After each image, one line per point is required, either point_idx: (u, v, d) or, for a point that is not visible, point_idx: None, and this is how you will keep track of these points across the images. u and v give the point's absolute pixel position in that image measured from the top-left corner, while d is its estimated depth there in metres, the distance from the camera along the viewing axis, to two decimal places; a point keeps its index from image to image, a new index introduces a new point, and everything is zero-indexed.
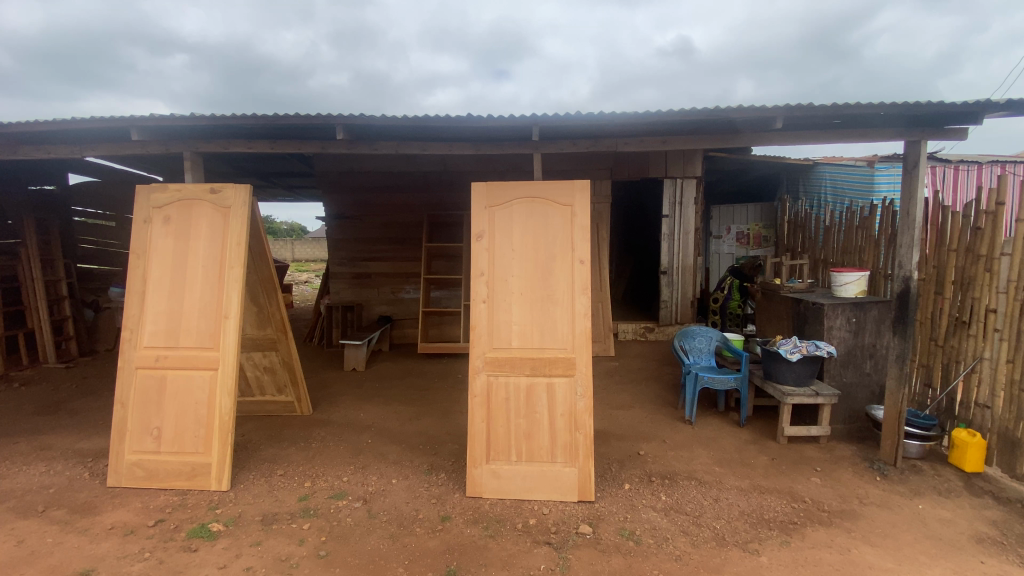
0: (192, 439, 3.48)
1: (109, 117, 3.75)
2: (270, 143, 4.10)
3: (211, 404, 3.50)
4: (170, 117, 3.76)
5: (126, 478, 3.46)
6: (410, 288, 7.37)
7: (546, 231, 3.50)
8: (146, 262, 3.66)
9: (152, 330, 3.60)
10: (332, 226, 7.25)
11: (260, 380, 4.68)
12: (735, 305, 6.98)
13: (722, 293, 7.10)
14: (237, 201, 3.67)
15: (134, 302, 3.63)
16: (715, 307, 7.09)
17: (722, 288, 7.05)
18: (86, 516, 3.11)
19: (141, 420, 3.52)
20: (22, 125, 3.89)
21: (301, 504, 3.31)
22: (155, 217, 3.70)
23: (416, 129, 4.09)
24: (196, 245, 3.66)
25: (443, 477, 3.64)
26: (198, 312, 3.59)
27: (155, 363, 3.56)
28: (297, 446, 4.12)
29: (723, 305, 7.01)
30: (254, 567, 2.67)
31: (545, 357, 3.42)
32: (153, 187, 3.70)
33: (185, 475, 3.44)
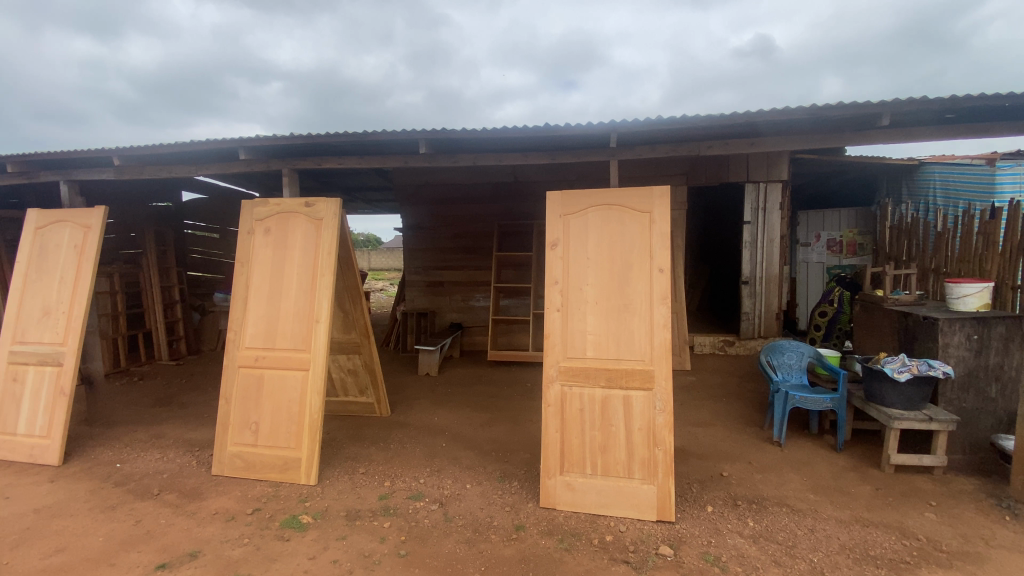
0: (285, 434, 3.72)
1: (221, 139, 4.15)
2: (359, 158, 4.36)
3: (302, 402, 3.73)
4: (272, 137, 4.10)
5: (228, 468, 3.77)
6: (480, 297, 7.50)
7: (623, 238, 3.42)
8: (249, 270, 4.00)
9: (253, 332, 3.92)
10: (409, 236, 7.56)
11: (344, 381, 4.94)
12: (845, 320, 6.35)
13: (830, 307, 6.45)
14: (329, 213, 3.94)
15: (238, 306, 3.97)
16: (821, 321, 6.47)
17: (830, 300, 6.41)
18: (194, 501, 3.42)
19: (241, 415, 3.82)
20: (149, 148, 4.39)
21: (382, 502, 3.43)
22: (257, 228, 4.05)
23: (492, 141, 4.17)
24: (291, 254, 3.95)
25: (516, 485, 3.63)
26: (292, 316, 3.86)
27: (255, 362, 3.86)
28: (377, 446, 4.28)
29: (833, 319, 6.38)
30: (340, 560, 2.79)
31: (621, 369, 3.33)
32: (257, 201, 4.06)
33: (278, 468, 3.69)
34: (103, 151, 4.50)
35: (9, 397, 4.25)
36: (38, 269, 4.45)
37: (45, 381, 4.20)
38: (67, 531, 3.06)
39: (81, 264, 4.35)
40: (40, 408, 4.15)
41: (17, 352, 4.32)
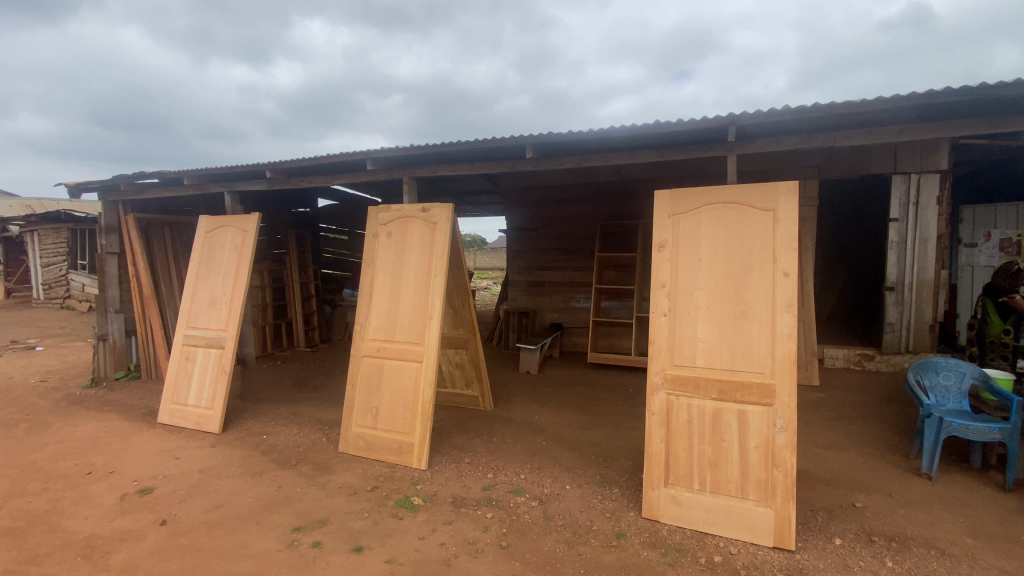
0: (401, 421, 4.03)
1: (352, 151, 4.61)
2: (470, 164, 4.57)
3: (416, 392, 4.02)
4: (394, 148, 4.46)
5: (352, 447, 4.19)
6: (582, 297, 7.45)
7: (740, 240, 3.19)
8: (373, 269, 4.41)
9: (375, 325, 4.31)
10: (514, 237, 7.75)
11: (452, 374, 5.23)
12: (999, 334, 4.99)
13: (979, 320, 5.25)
14: (443, 217, 4.19)
15: (364, 301, 4.39)
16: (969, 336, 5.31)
17: (975, 313, 5.26)
18: (324, 474, 3.85)
19: (364, 401, 4.23)
20: (295, 161, 5.01)
21: (485, 493, 3.58)
22: (380, 232, 4.45)
23: (600, 141, 4.13)
24: (409, 255, 4.27)
25: (617, 492, 3.57)
26: (409, 312, 4.17)
27: (377, 353, 4.25)
28: (481, 439, 4.47)
29: (980, 333, 5.18)
30: (447, 544, 2.97)
31: (736, 381, 3.12)
32: (381, 207, 4.46)
33: (394, 451, 4.01)
34: (258, 165, 5.22)
35: (185, 372, 5.12)
36: (208, 267, 5.31)
37: (211, 361, 4.99)
38: (224, 490, 3.62)
39: (240, 262, 5.11)
40: (206, 383, 4.95)
41: (191, 336, 5.20)
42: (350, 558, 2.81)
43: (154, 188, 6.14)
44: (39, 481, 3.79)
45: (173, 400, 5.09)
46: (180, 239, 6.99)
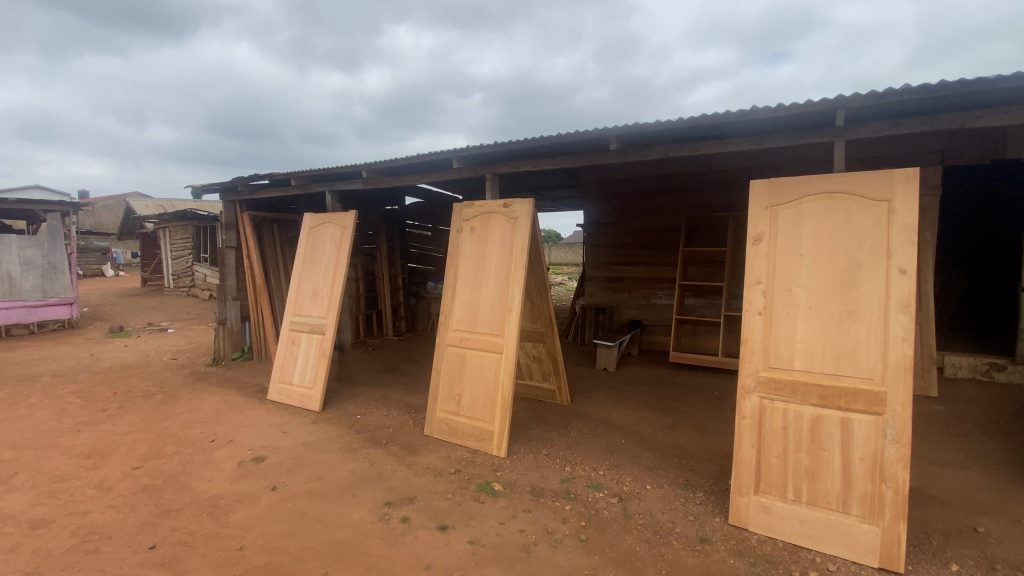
0: (482, 409, 4.17)
1: (440, 150, 4.80)
2: (553, 158, 4.58)
3: (497, 382, 4.13)
4: (479, 145, 4.58)
5: (437, 431, 4.39)
6: (663, 294, 7.22)
7: (848, 234, 2.94)
8: (457, 263, 4.58)
9: (459, 316, 4.48)
10: (593, 232, 7.67)
11: (529, 367, 5.31)
12: None
13: None
14: (524, 212, 4.25)
15: (448, 293, 4.58)
16: None
17: None
18: (411, 455, 4.08)
19: (447, 388, 4.41)
20: (386, 161, 5.31)
21: (563, 485, 3.61)
22: (464, 227, 4.61)
23: (688, 131, 3.97)
24: (492, 249, 4.38)
25: (701, 496, 3.44)
26: (491, 304, 4.29)
27: (460, 343, 4.42)
28: (558, 432, 4.51)
29: None
30: (526, 531, 3.04)
31: (839, 386, 2.89)
32: (465, 203, 4.62)
33: (476, 437, 4.15)
34: (355, 166, 5.60)
35: (291, 355, 5.64)
36: (312, 260, 5.80)
37: (313, 345, 5.46)
38: (324, 464, 3.96)
39: (339, 255, 5.53)
40: (309, 365, 5.42)
41: (296, 322, 5.72)
42: (436, 536, 2.96)
43: (265, 189, 6.80)
44: (174, 445, 4.37)
45: (280, 380, 5.64)
46: (286, 235, 7.74)
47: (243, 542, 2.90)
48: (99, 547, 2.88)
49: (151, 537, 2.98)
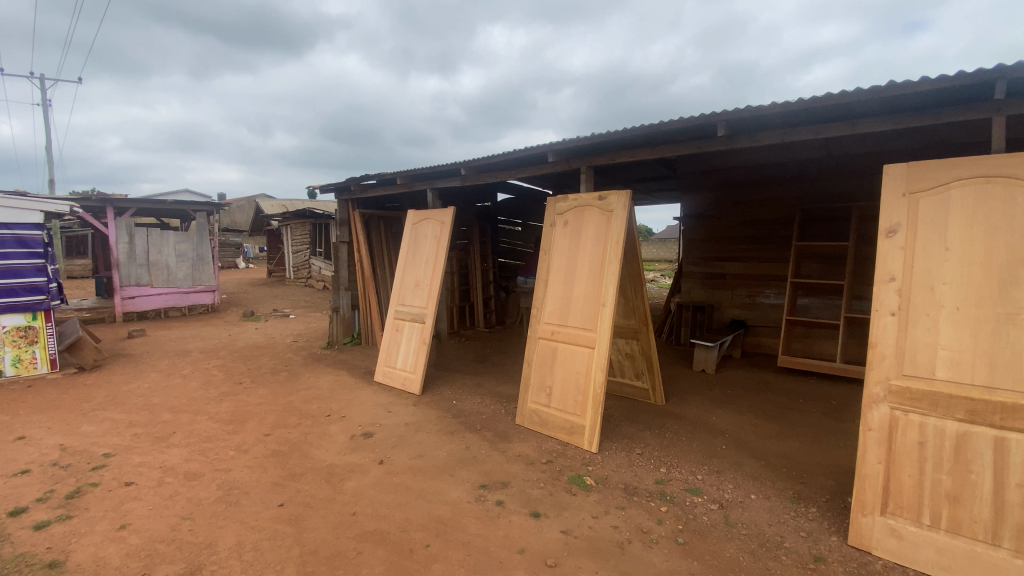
0: (573, 402, 4.16)
1: (535, 145, 4.85)
2: (651, 149, 4.42)
3: (588, 376, 4.10)
4: (575, 138, 4.57)
5: (528, 422, 4.47)
6: (771, 293, 6.70)
7: (1010, 224, 2.52)
8: (550, 257, 4.62)
9: (551, 310, 4.51)
10: (691, 226, 7.31)
11: (622, 364, 5.21)
12: None
13: None
14: (620, 205, 4.16)
15: (541, 287, 4.63)
16: None
17: None
18: (504, 442, 4.20)
19: (539, 380, 4.47)
20: (483, 158, 5.47)
21: (658, 486, 3.51)
22: (557, 221, 4.63)
23: (807, 113, 3.63)
24: (585, 243, 4.36)
25: (813, 512, 3.16)
26: (584, 298, 4.26)
27: (551, 336, 4.45)
28: (652, 432, 4.37)
29: None
30: (620, 527, 3.00)
31: (994, 401, 2.49)
32: (559, 197, 4.64)
33: (566, 430, 4.16)
34: (454, 163, 5.84)
35: (395, 341, 6.06)
36: (414, 254, 6.17)
37: (414, 333, 5.82)
38: (424, 443, 4.20)
39: (439, 249, 5.83)
40: (411, 352, 5.78)
41: (399, 311, 6.12)
42: (530, 522, 3.03)
43: (373, 188, 7.34)
44: (296, 417, 4.90)
45: (385, 364, 6.08)
46: (390, 231, 8.31)
47: (355, 508, 3.19)
48: (239, 500, 3.32)
49: (280, 496, 3.37)
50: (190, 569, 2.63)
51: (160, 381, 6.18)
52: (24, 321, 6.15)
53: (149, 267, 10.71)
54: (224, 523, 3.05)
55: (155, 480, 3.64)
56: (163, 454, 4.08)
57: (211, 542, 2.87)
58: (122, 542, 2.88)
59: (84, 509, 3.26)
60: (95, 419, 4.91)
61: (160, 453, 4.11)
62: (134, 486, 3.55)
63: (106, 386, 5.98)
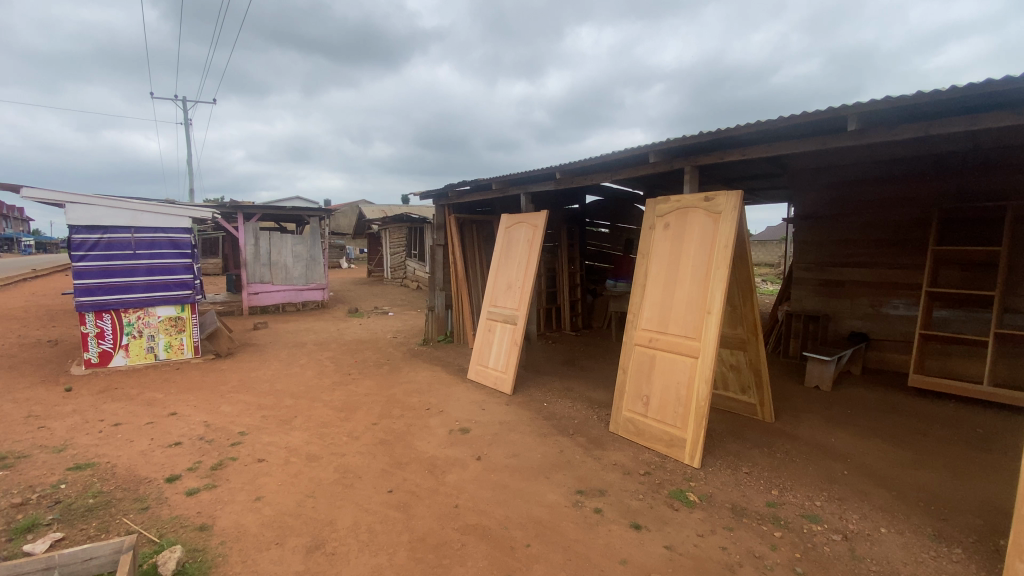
0: (672, 413, 4.01)
1: (636, 146, 4.73)
2: (766, 145, 4.13)
3: (691, 387, 3.92)
4: (680, 138, 4.38)
5: (623, 430, 4.36)
6: (899, 303, 5.99)
7: None
8: (649, 261, 4.49)
9: (649, 316, 4.38)
10: (802, 228, 6.73)
11: (725, 376, 4.92)
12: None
13: None
14: (729, 206, 3.93)
15: (638, 292, 4.52)
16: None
17: None
18: (599, 448, 4.14)
19: (635, 388, 4.35)
20: (580, 161, 5.42)
21: (769, 509, 3.26)
22: (658, 224, 4.49)
23: (961, 101, 3.18)
24: (688, 247, 4.18)
25: (960, 554, 2.76)
26: (686, 305, 4.09)
27: (649, 343, 4.32)
28: (760, 450, 4.08)
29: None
30: (729, 549, 2.82)
31: None
32: (660, 199, 4.50)
33: (665, 442, 4.01)
34: (549, 168, 5.87)
35: (488, 341, 6.21)
36: (507, 256, 6.30)
37: (506, 334, 5.93)
38: (518, 443, 4.27)
39: (531, 251, 5.89)
40: (503, 352, 5.90)
41: (492, 312, 6.27)
42: (630, 533, 2.95)
43: (468, 193, 7.60)
44: (399, 409, 5.20)
45: (478, 362, 6.26)
46: (481, 234, 8.55)
47: (456, 501, 3.31)
48: (353, 483, 3.59)
49: (388, 483, 3.60)
50: (315, 543, 2.89)
51: (281, 369, 6.87)
52: (175, 311, 7.14)
53: (270, 267, 11.96)
54: (341, 503, 3.32)
55: (281, 458, 4.05)
56: (287, 436, 4.53)
57: (331, 520, 3.13)
58: (258, 513, 3.23)
59: (226, 480, 3.70)
60: (231, 400, 5.58)
61: (284, 435, 4.56)
62: (265, 463, 3.98)
63: (238, 371, 6.77)
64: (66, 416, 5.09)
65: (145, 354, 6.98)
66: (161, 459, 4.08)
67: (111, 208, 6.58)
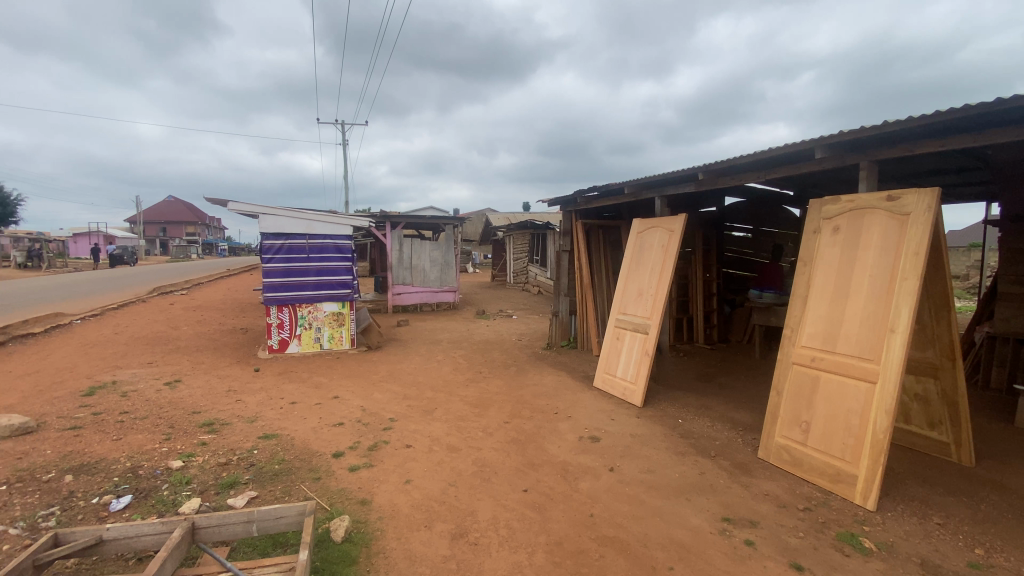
0: (840, 445, 3.51)
1: (798, 141, 4.23)
2: (972, 134, 3.40)
3: (865, 417, 3.40)
4: (857, 129, 3.81)
5: (775, 457, 3.94)
6: None
7: None
8: (812, 269, 4.02)
9: (811, 332, 3.91)
10: (1014, 233, 5.47)
11: (906, 407, 4.18)
12: None
13: None
14: (921, 207, 3.36)
15: (798, 304, 4.06)
16: None
17: None
18: (746, 475, 3.78)
19: (791, 412, 3.91)
20: (728, 160, 5.01)
21: (973, 571, 2.69)
22: (824, 228, 4.01)
23: None
24: (863, 255, 3.66)
25: None
26: (860, 321, 3.57)
27: (811, 362, 3.85)
28: (958, 500, 3.38)
29: None
30: None
31: None
32: (827, 200, 4.01)
33: (829, 476, 3.53)
34: (690, 169, 5.53)
35: (616, 349, 6.06)
36: (639, 262, 6.10)
37: (637, 343, 5.73)
38: (654, 459, 4.09)
39: (667, 258, 5.63)
40: (633, 362, 5.71)
41: (622, 320, 6.12)
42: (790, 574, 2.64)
43: (599, 198, 7.50)
44: (529, 410, 5.32)
45: (605, 371, 6.13)
46: (609, 239, 8.40)
47: (592, 510, 3.27)
48: (490, 478, 3.75)
49: (523, 482, 3.69)
50: (459, 530, 3.06)
51: (421, 364, 7.46)
52: (337, 308, 8.16)
53: (410, 270, 13.08)
54: (481, 496, 3.47)
55: (425, 447, 4.37)
56: (429, 426, 4.89)
57: (472, 511, 3.29)
58: (408, 495, 3.52)
59: (380, 461, 4.11)
60: (381, 389, 6.20)
61: (427, 425, 4.93)
62: (411, 449, 4.34)
63: (385, 363, 7.50)
64: (257, 392, 6.10)
65: (313, 343, 8.08)
66: (328, 436, 4.67)
67: (291, 217, 7.72)
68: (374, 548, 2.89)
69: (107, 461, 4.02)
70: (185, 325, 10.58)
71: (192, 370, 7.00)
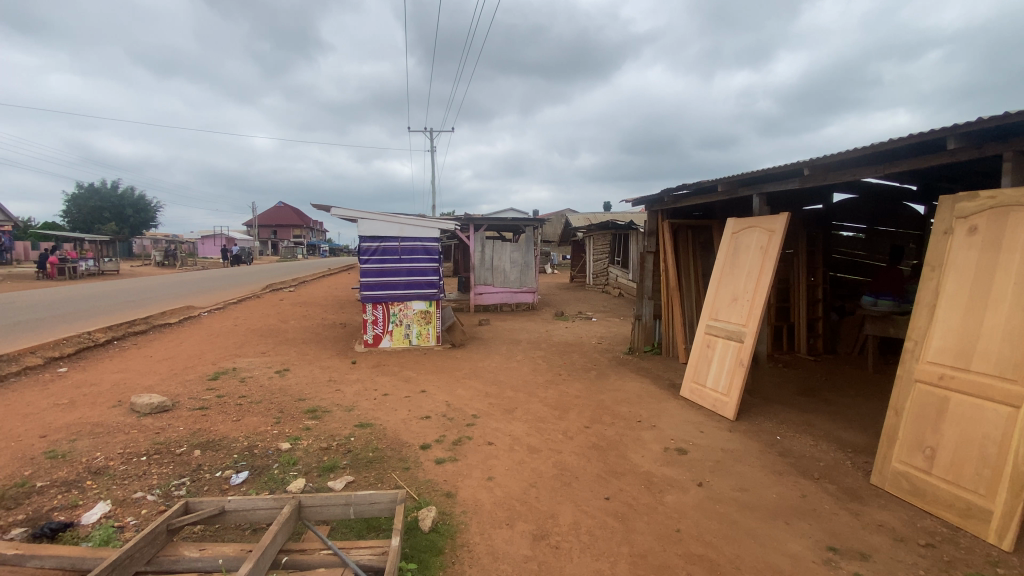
0: (973, 476, 3.06)
1: (925, 131, 3.72)
2: None
3: (1006, 446, 2.94)
4: (1001, 116, 3.28)
5: (891, 484, 3.52)
6: None
7: None
8: (942, 275, 3.54)
9: (940, 346, 3.45)
10: None
11: None
12: None
13: None
14: None
15: (923, 314, 3.60)
16: None
17: None
18: (855, 502, 3.42)
19: (912, 434, 3.47)
20: (838, 154, 4.55)
21: None
22: (958, 227, 3.51)
23: None
24: (1008, 259, 3.16)
25: None
26: (1003, 335, 3.09)
27: (938, 381, 3.39)
28: None
29: None
30: None
31: None
32: (961, 196, 3.51)
33: (957, 510, 3.10)
34: (793, 165, 5.09)
35: (706, 358, 5.76)
36: (734, 265, 5.75)
37: (730, 352, 5.40)
38: (748, 476, 3.83)
39: (766, 261, 5.24)
40: (725, 371, 5.39)
41: (713, 326, 5.80)
42: None
43: (688, 197, 7.16)
44: (611, 416, 5.22)
45: (693, 380, 5.85)
46: (698, 240, 8.00)
47: (678, 525, 3.14)
48: (571, 483, 3.73)
49: (606, 489, 3.62)
50: (541, 532, 3.08)
51: (502, 363, 7.60)
52: (424, 306, 8.56)
53: (492, 271, 13.39)
54: (562, 500, 3.47)
55: (507, 445, 4.45)
56: (511, 424, 4.97)
57: (554, 513, 3.30)
58: (491, 492, 3.61)
59: (464, 456, 4.25)
60: (464, 385, 6.41)
61: (508, 423, 5.02)
62: (494, 446, 4.43)
63: (468, 361, 7.74)
64: (353, 383, 6.57)
65: (402, 339, 8.55)
66: (416, 428, 4.92)
67: (386, 221, 8.19)
68: (458, 540, 3.00)
69: (228, 439, 4.54)
70: (292, 319, 11.65)
71: (298, 360, 7.70)
